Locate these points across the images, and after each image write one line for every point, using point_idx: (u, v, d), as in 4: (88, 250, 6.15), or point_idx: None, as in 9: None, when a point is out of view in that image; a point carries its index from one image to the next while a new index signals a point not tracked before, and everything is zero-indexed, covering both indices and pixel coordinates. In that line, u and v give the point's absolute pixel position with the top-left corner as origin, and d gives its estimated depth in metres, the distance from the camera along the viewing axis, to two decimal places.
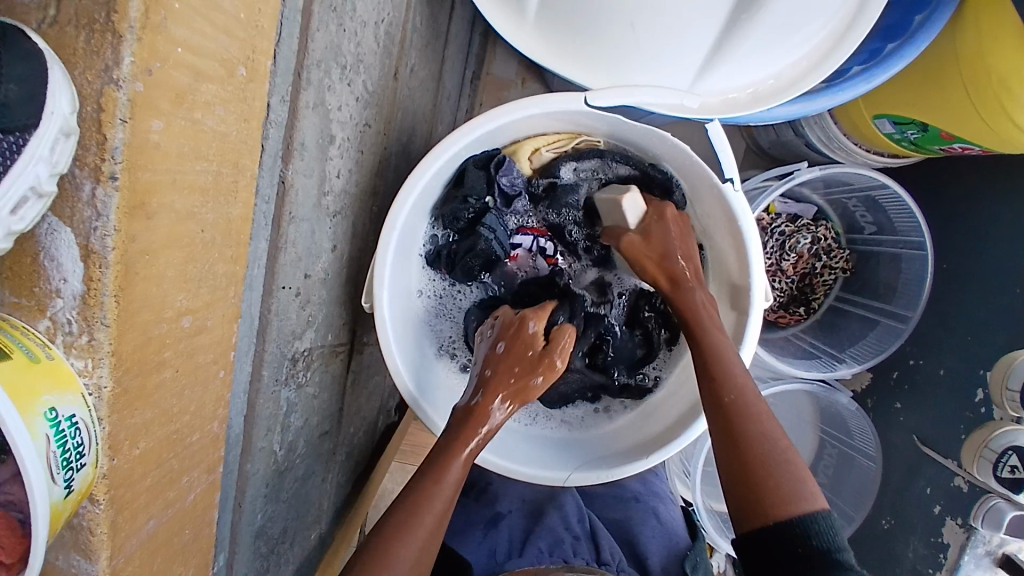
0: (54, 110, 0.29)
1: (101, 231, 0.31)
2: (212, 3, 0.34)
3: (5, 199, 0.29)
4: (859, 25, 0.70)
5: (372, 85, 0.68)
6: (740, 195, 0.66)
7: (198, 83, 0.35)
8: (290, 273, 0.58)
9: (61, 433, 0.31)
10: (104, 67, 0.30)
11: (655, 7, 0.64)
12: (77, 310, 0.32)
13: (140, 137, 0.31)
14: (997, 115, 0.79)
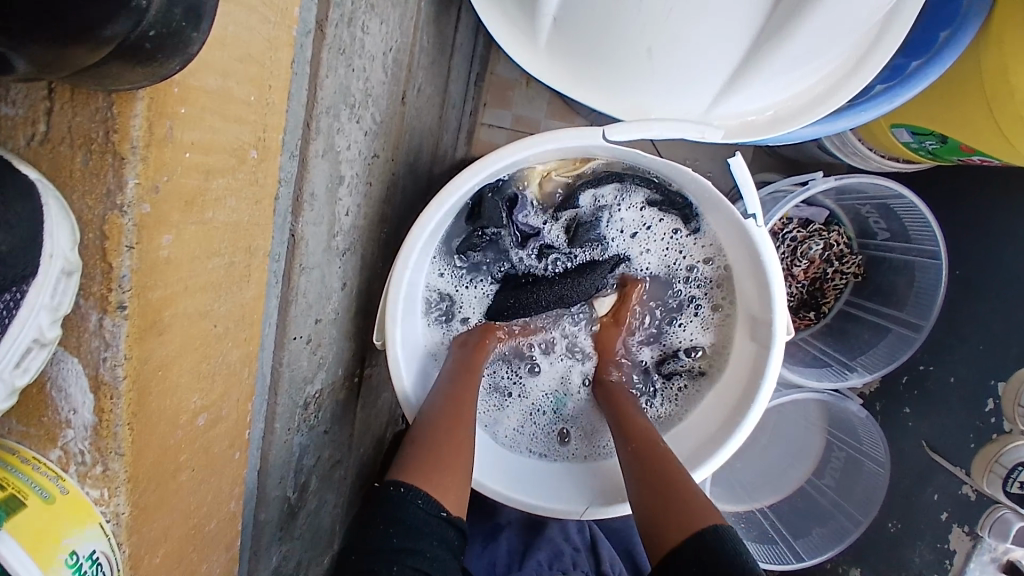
0: (53, 251, 0.29)
1: (110, 360, 0.31)
2: (229, 96, 0.34)
3: (11, 350, 0.29)
4: (883, 50, 0.68)
5: (380, 116, 0.66)
6: (763, 230, 0.63)
7: (210, 180, 0.35)
8: (302, 323, 0.56)
9: (85, 573, 0.32)
10: (106, 191, 0.30)
11: (675, 39, 0.61)
12: (90, 440, 0.33)
13: (150, 256, 0.31)
14: (1023, 138, 0.74)
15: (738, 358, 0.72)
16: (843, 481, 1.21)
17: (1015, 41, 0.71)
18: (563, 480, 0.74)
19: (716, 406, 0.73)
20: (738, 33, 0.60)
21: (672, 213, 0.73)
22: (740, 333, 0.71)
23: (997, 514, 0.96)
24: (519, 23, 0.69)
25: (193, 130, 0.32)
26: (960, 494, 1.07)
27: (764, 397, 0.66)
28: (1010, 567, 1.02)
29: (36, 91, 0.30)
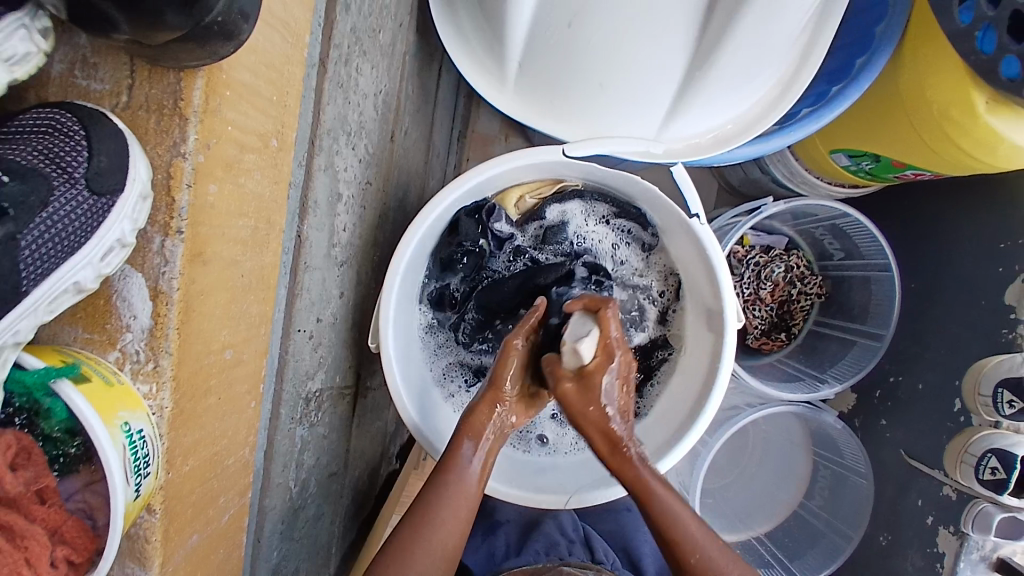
0: (136, 176, 0.38)
1: (167, 275, 0.39)
2: (257, 92, 0.44)
3: (98, 246, 0.38)
4: (801, 77, 0.81)
5: (372, 148, 0.77)
6: (706, 228, 0.73)
7: (242, 154, 0.43)
8: (305, 317, 0.63)
9: (134, 444, 0.37)
10: (172, 144, 0.39)
11: (621, 68, 0.74)
12: (145, 342, 0.39)
13: (200, 200, 0.39)
14: (945, 144, 0.84)
15: (698, 346, 0.79)
16: (830, 500, 1.24)
17: (929, 63, 0.82)
18: (549, 473, 0.79)
19: (682, 390, 0.80)
20: (671, 62, 0.74)
21: (630, 223, 0.81)
22: (699, 325, 0.79)
23: (978, 509, 0.98)
24: (490, 69, 0.82)
25: (235, 115, 0.41)
26: (942, 496, 1.07)
27: (723, 382, 0.74)
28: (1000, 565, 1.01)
29: (119, 72, 0.40)
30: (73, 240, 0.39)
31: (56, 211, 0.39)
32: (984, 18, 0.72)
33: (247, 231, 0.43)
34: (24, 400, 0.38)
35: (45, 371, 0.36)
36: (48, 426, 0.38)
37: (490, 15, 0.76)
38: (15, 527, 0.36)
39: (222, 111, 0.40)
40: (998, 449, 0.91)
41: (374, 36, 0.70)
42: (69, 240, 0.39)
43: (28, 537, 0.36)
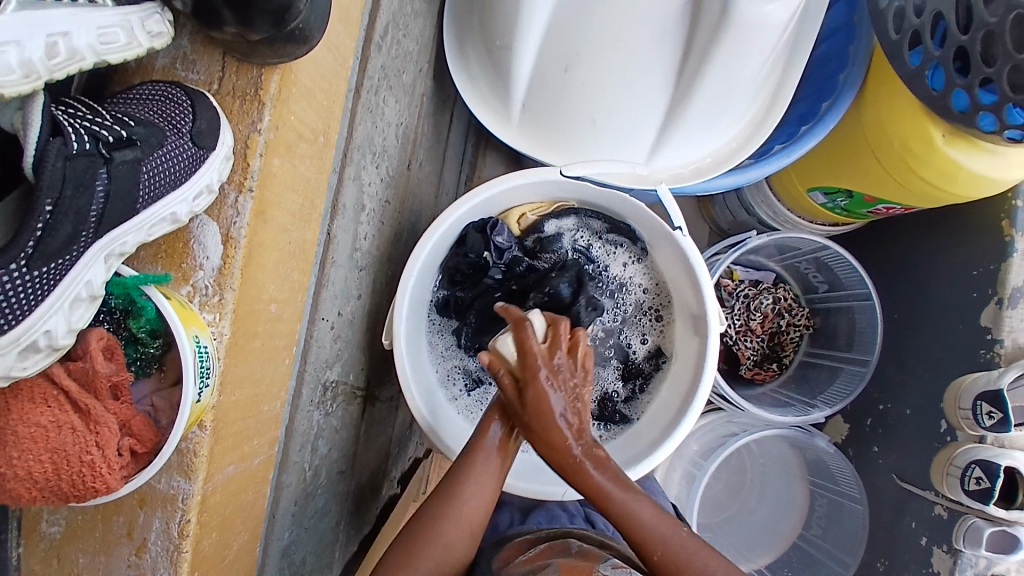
0: (224, 141, 0.49)
1: (238, 222, 0.49)
2: (311, 94, 0.54)
3: (192, 188, 0.47)
4: (770, 116, 0.91)
5: (392, 170, 0.87)
6: (689, 240, 0.82)
7: (298, 142, 0.53)
8: (329, 308, 0.71)
9: (202, 355, 0.44)
10: (251, 121, 0.50)
11: (609, 104, 0.84)
12: (214, 278, 0.48)
13: (267, 167, 0.50)
14: (906, 174, 0.92)
15: (686, 354, 0.86)
16: (829, 530, 1.22)
17: (884, 102, 0.92)
18: (548, 471, 0.85)
19: (671, 396, 0.86)
20: (653, 98, 0.84)
21: (621, 238, 0.90)
22: (686, 331, 0.87)
23: (969, 523, 1.00)
24: (495, 108, 0.92)
25: (298, 107, 0.53)
26: (934, 516, 1.08)
27: (708, 384, 0.80)
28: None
29: (213, 66, 0.51)
30: (175, 177, 0.47)
31: (166, 154, 0.47)
32: (932, 57, 0.80)
33: (296, 206, 0.55)
34: (120, 301, 0.47)
35: (142, 276, 0.45)
36: (137, 326, 0.46)
37: (497, 61, 0.89)
38: (93, 413, 0.42)
39: (290, 102, 0.51)
40: (983, 460, 0.95)
41: (399, 75, 0.81)
42: (172, 177, 0.47)
43: (103, 423, 0.42)
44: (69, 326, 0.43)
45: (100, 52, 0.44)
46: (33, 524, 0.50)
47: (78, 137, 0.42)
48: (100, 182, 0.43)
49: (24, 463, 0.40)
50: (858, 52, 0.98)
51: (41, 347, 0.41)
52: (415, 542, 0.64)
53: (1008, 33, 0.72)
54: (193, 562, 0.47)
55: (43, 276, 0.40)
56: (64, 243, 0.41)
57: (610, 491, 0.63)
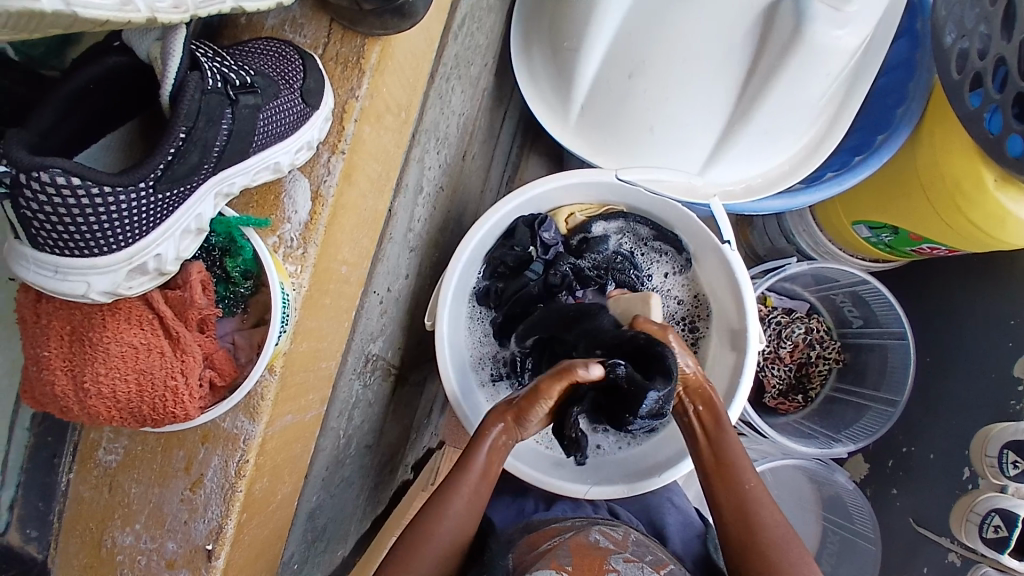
0: (326, 102, 0.51)
1: (328, 182, 0.52)
2: (401, 71, 0.57)
3: (296, 142, 0.50)
4: (826, 142, 0.92)
5: (451, 158, 0.89)
6: (736, 254, 0.83)
7: (386, 113, 0.57)
8: (380, 282, 0.73)
9: (284, 299, 0.48)
10: (350, 86, 0.53)
11: (669, 115, 0.85)
12: (299, 232, 0.51)
13: (360, 134, 0.54)
14: (955, 216, 0.89)
15: (721, 368, 0.86)
16: (840, 566, 1.15)
17: (940, 141, 0.90)
18: (571, 468, 0.86)
19: None
20: (715, 113, 0.85)
21: (666, 246, 0.91)
22: (723, 344, 0.87)
23: (981, 573, 0.96)
24: (554, 109, 0.94)
25: (391, 81, 0.56)
26: (948, 563, 1.02)
27: (741, 399, 0.80)
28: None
29: (319, 32, 0.54)
30: (283, 129, 0.49)
31: (280, 105, 0.48)
32: (992, 100, 0.80)
33: (376, 173, 0.58)
34: (221, 240, 0.49)
35: (241, 216, 0.48)
36: (232, 266, 0.49)
37: (562, 63, 0.90)
38: (182, 341, 0.45)
39: (386, 75, 0.55)
40: (1003, 509, 0.92)
41: (468, 66, 0.83)
42: (280, 130, 0.48)
43: (189, 352, 0.45)
44: (176, 254, 0.45)
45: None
46: (90, 451, 0.52)
47: (211, 76, 0.43)
48: (226, 120, 0.44)
49: (111, 382, 0.42)
50: (917, 88, 0.97)
51: (149, 269, 0.43)
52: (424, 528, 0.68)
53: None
54: (244, 503, 0.50)
55: (163, 200, 0.42)
56: (189, 171, 0.43)
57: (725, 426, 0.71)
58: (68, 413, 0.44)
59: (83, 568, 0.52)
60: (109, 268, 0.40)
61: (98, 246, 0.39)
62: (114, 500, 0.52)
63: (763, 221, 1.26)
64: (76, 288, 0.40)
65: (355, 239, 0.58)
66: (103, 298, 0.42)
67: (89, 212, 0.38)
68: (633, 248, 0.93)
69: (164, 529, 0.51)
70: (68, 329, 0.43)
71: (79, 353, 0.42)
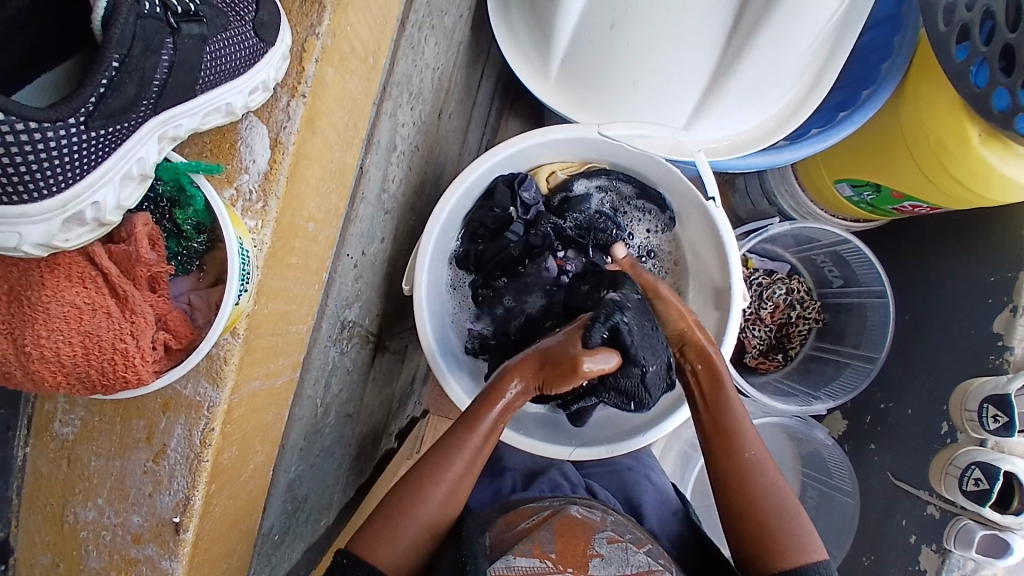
0: (282, 39, 0.47)
1: (288, 129, 0.48)
2: (367, 11, 0.53)
3: (249, 81, 0.46)
4: (811, 98, 0.89)
5: (426, 114, 0.84)
6: (720, 210, 0.81)
7: (350, 56, 0.53)
8: (353, 245, 0.70)
9: (240, 260, 0.44)
10: (310, 24, 0.49)
11: (653, 68, 0.81)
12: (258, 184, 0.48)
13: (322, 76, 0.50)
14: (938, 173, 0.88)
15: (703, 325, 0.86)
16: (817, 521, 1.16)
17: (925, 98, 0.88)
18: (552, 429, 0.85)
19: None
20: (699, 66, 0.81)
21: (650, 204, 0.89)
22: (706, 304, 0.86)
23: (960, 525, 0.98)
24: (533, 63, 0.90)
25: (355, 19, 0.52)
26: (926, 516, 1.05)
27: (724, 358, 0.79)
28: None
29: None
30: (234, 67, 0.45)
31: (229, 38, 0.44)
32: (978, 53, 0.78)
33: (342, 123, 0.54)
34: (169, 188, 0.46)
35: (190, 162, 0.44)
36: (182, 218, 0.46)
37: (541, 12, 0.85)
38: (131, 302, 0.42)
39: (349, 12, 0.50)
40: (983, 462, 0.94)
41: (442, 15, 0.79)
42: (231, 66, 0.45)
43: (138, 313, 0.42)
44: (117, 203, 0.42)
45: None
46: (45, 424, 0.49)
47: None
48: (166, 51, 0.40)
49: (54, 346, 0.39)
50: (903, 42, 0.94)
51: (87, 219, 0.40)
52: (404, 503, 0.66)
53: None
54: (212, 473, 0.47)
55: (100, 139, 0.39)
56: (127, 105, 0.40)
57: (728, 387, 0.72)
58: (11, 380, 0.41)
59: (47, 544, 0.50)
60: (43, 215, 0.37)
61: (28, 189, 0.36)
62: (74, 473, 0.49)
63: (745, 184, 1.26)
64: (7, 240, 0.37)
65: (319, 196, 0.54)
66: (39, 251, 0.39)
67: (13, 149, 0.34)
68: (615, 206, 0.90)
69: (127, 502, 0.48)
70: (5, 288, 0.40)
71: (15, 314, 0.39)
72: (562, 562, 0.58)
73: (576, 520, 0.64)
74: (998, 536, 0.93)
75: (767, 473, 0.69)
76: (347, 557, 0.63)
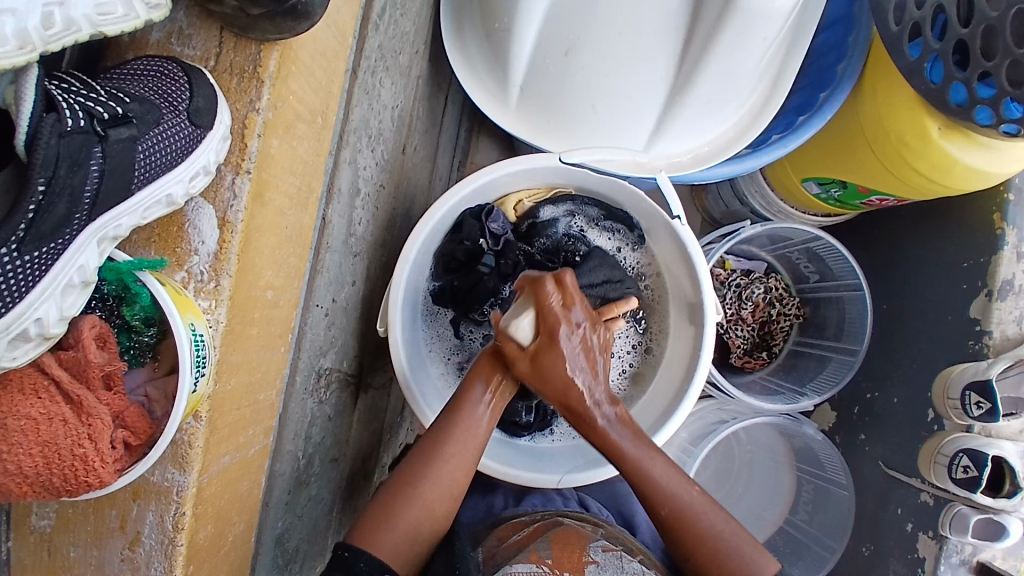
0: (221, 121, 0.48)
1: (235, 207, 0.48)
2: (308, 75, 0.53)
3: (189, 168, 0.47)
4: (770, 105, 0.89)
5: (389, 154, 0.84)
6: (687, 228, 0.82)
7: (297, 121, 0.53)
8: (323, 294, 0.69)
9: (196, 342, 0.44)
10: (249, 100, 0.49)
11: (609, 91, 0.82)
12: (209, 264, 0.48)
13: (266, 148, 0.50)
14: (902, 166, 0.90)
15: (680, 342, 0.87)
16: (814, 514, 1.16)
17: (884, 91, 0.89)
18: (539, 460, 0.85)
19: (665, 385, 0.86)
20: (654, 86, 0.82)
21: (618, 224, 0.90)
22: (682, 320, 0.87)
23: (954, 511, 0.98)
24: (492, 91, 0.90)
25: (297, 86, 0.52)
26: (920, 504, 1.05)
27: (703, 373, 0.81)
28: (982, 570, 0.97)
29: (209, 42, 0.50)
30: (171, 158, 0.47)
31: (164, 131, 0.47)
32: (932, 49, 0.79)
33: (294, 188, 0.55)
34: (114, 288, 0.46)
35: (135, 261, 0.44)
36: (131, 313, 0.46)
37: (495, 45, 0.86)
38: (86, 405, 0.41)
39: (289, 80, 0.51)
40: (971, 448, 0.94)
41: (396, 55, 0.79)
42: (167, 159, 0.47)
43: (95, 415, 0.41)
44: (60, 313, 0.42)
45: (96, 23, 0.43)
46: (22, 517, 0.48)
47: (73, 114, 0.42)
48: (94, 160, 0.43)
49: (15, 459, 0.39)
50: (857, 43, 0.95)
51: (31, 335, 0.40)
52: (392, 501, 0.67)
53: (1008, 26, 0.71)
54: (188, 555, 0.47)
55: (36, 261, 0.40)
56: (58, 223, 0.41)
57: (625, 448, 0.68)
58: None
59: None
60: None
61: None
62: (54, 565, 0.48)
63: (717, 187, 1.27)
64: None
65: (276, 256, 0.53)
66: None
67: None
68: (583, 228, 0.91)
69: None
70: None
71: None
72: (559, 567, 0.57)
73: (571, 531, 0.64)
74: (993, 520, 0.94)
75: (688, 523, 0.68)
76: (347, 551, 0.63)
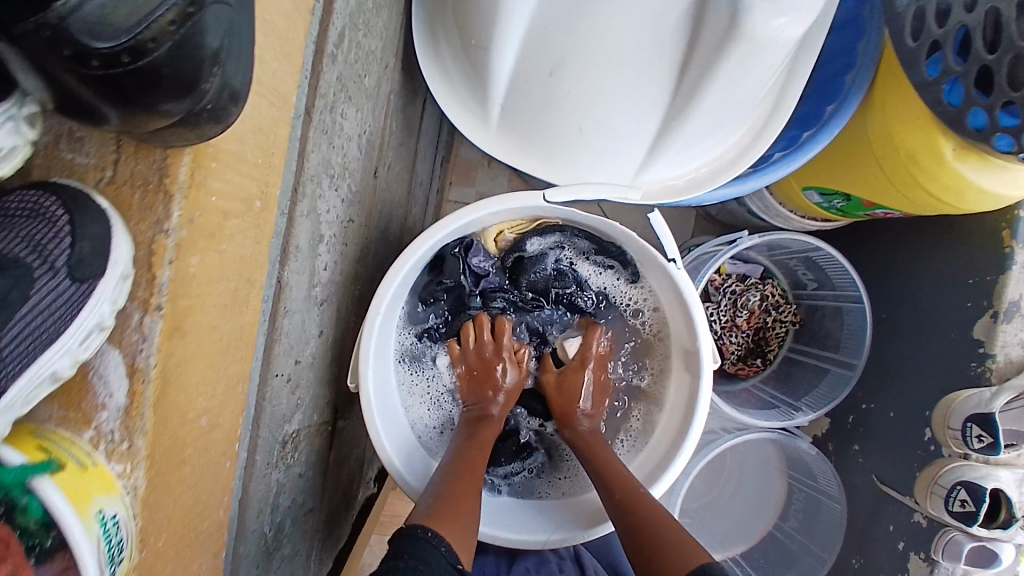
0: (117, 258, 0.42)
1: (144, 348, 0.43)
2: (216, 150, 0.46)
3: (74, 333, 0.41)
4: (771, 128, 0.80)
5: (356, 185, 0.75)
6: (683, 272, 0.75)
7: (224, 219, 0.48)
8: (282, 362, 0.63)
9: (109, 532, 0.41)
10: (155, 220, 0.43)
11: (596, 115, 0.73)
12: (120, 420, 0.43)
13: (180, 270, 0.44)
14: (912, 186, 0.81)
15: (679, 391, 0.81)
16: (805, 523, 1.14)
17: (893, 106, 0.81)
18: (529, 517, 0.80)
19: (662, 436, 0.81)
20: (645, 111, 0.74)
21: (611, 259, 0.85)
22: (680, 365, 0.81)
23: (947, 536, 0.92)
24: (470, 109, 0.81)
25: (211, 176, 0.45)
26: (913, 523, 0.98)
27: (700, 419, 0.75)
28: None
29: (105, 147, 0.44)
30: (48, 333, 0.41)
31: (34, 301, 0.42)
32: (951, 72, 0.71)
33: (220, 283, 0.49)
34: None
35: (22, 469, 0.38)
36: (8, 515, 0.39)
37: (473, 60, 0.76)
38: None
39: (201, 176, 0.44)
40: (968, 483, 0.88)
41: (359, 80, 0.69)
42: (41, 334, 0.41)
43: None
44: None
45: None
46: None
47: None
48: None
49: None
50: (866, 50, 0.84)
51: None
52: None
53: None
54: None
55: None
56: None
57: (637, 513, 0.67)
58: None
59: None
60: None
61: None
62: None
63: None
64: None
65: (183, 362, 0.46)
66: None
67: None
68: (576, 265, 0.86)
69: None
70: None
71: None
72: None
73: None
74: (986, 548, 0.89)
75: None
76: None
